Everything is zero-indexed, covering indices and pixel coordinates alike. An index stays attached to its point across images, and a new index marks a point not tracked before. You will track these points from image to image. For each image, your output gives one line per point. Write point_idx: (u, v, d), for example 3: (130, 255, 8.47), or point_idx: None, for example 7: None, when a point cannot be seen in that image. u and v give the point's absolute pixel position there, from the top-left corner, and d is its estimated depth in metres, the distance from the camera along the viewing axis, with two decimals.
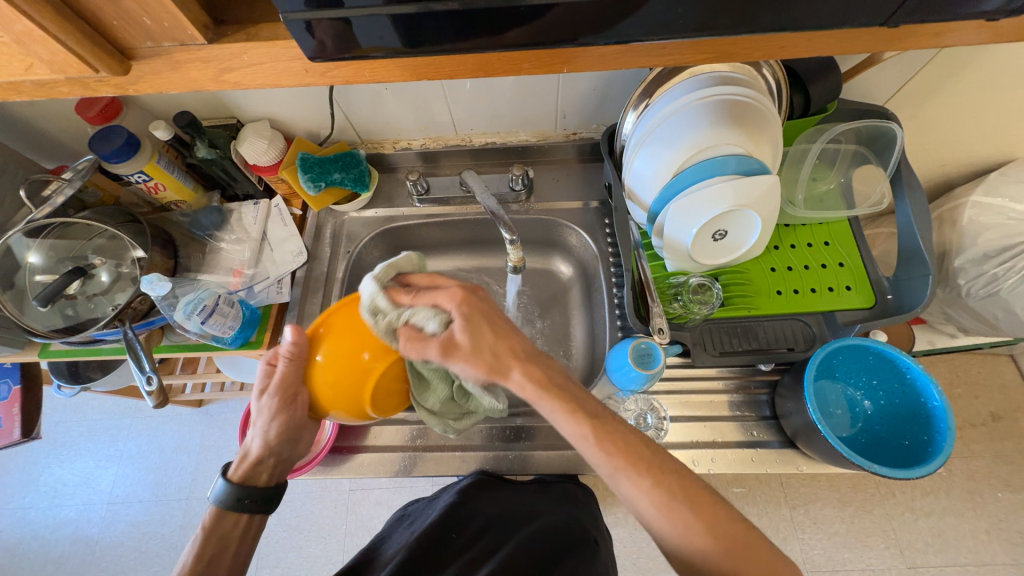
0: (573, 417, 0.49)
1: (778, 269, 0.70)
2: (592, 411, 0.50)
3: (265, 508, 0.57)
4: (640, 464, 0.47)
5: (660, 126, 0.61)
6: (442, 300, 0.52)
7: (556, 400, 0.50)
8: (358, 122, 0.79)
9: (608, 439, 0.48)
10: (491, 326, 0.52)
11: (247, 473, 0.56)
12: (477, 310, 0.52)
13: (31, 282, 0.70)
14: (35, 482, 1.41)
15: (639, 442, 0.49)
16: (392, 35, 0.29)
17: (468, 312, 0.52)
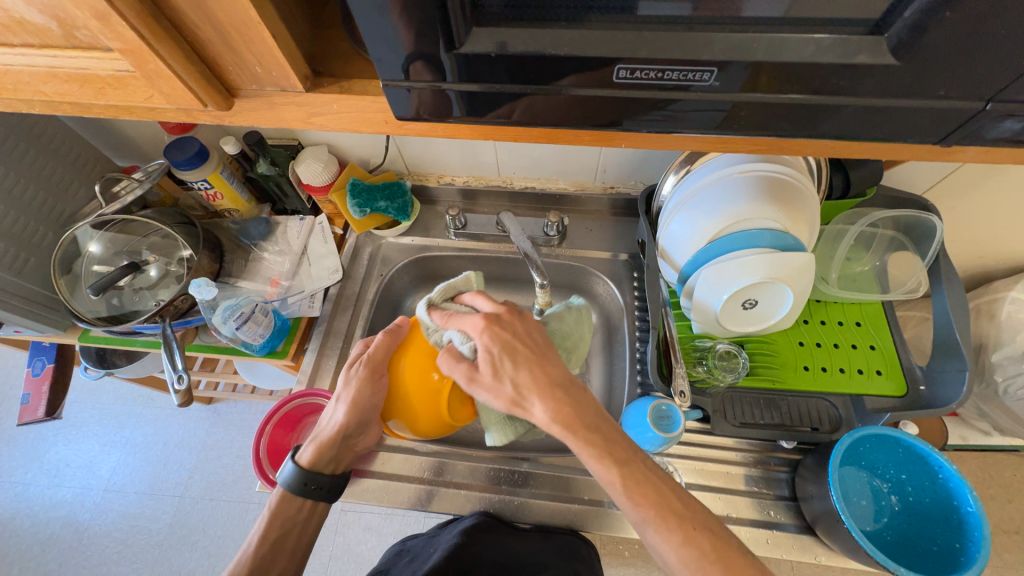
0: (596, 455, 0.49)
1: (807, 344, 0.70)
2: (620, 453, 0.50)
3: (330, 496, 0.62)
4: (666, 512, 0.48)
5: (698, 193, 0.64)
6: (469, 325, 0.53)
7: (585, 433, 0.50)
8: (409, 155, 0.84)
9: (633, 487, 0.49)
10: (523, 345, 0.53)
11: (318, 460, 0.61)
12: (506, 330, 0.54)
13: (88, 270, 0.75)
14: (40, 459, 1.44)
15: (667, 488, 0.49)
16: (472, 104, 0.32)
17: (496, 330, 0.53)
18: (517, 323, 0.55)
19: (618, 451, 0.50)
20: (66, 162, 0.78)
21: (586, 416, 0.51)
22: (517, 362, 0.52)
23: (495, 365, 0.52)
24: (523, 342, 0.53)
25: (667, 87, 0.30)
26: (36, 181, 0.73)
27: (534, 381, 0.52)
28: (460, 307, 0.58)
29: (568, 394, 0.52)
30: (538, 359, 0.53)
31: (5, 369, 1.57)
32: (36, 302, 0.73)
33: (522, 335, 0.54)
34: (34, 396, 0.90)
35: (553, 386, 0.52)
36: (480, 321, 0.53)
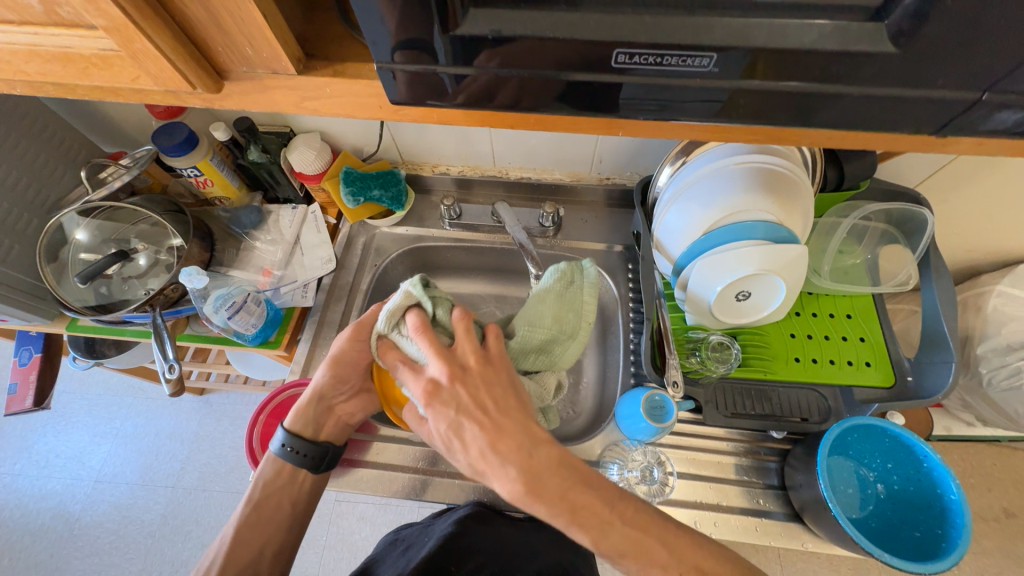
0: (567, 525, 0.47)
1: (798, 336, 0.70)
2: (592, 518, 0.47)
3: (313, 463, 0.61)
4: (650, 564, 0.47)
5: (694, 185, 0.64)
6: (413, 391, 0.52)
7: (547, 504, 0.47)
8: (403, 144, 0.83)
9: (611, 545, 0.47)
10: (467, 417, 0.50)
11: (297, 417, 0.62)
12: (446, 402, 0.50)
13: (75, 258, 0.73)
14: (28, 449, 1.42)
15: (651, 539, 0.47)
16: (470, 90, 0.32)
17: (438, 403, 0.51)
18: (458, 387, 0.51)
19: (588, 519, 0.47)
20: (50, 147, 0.76)
21: (550, 482, 0.47)
22: (465, 439, 0.50)
23: (446, 437, 0.51)
24: (467, 415, 0.50)
25: (666, 73, 0.29)
26: (19, 166, 0.71)
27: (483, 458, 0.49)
28: (407, 347, 0.54)
29: (528, 461, 0.48)
30: (486, 432, 0.49)
31: None
32: (21, 291, 0.71)
33: (468, 401, 0.50)
34: (21, 386, 0.88)
35: (513, 455, 0.48)
36: (420, 390, 0.51)
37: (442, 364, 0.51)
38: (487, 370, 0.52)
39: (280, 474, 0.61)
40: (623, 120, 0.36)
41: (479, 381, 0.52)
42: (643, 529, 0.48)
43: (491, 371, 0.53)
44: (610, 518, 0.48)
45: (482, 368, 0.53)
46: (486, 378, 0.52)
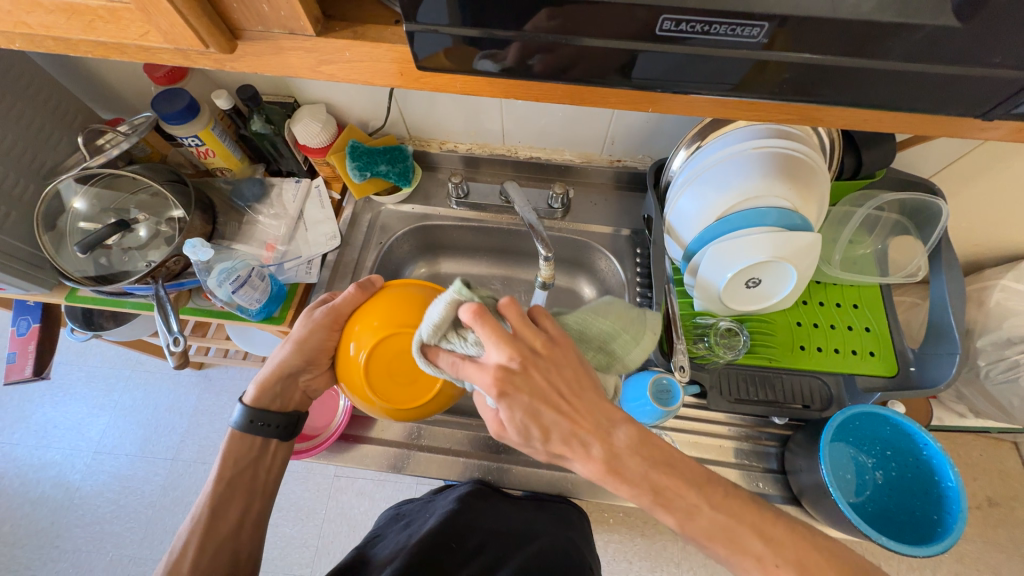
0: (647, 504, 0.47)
1: (804, 324, 0.70)
2: (671, 495, 0.47)
3: (282, 433, 0.62)
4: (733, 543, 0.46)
5: (712, 167, 0.63)
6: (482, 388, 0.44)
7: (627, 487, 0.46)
8: (411, 119, 0.81)
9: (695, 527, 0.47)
10: (544, 400, 0.46)
11: (261, 394, 0.61)
12: (523, 391, 0.45)
13: (74, 227, 0.72)
14: (25, 420, 1.42)
15: (728, 517, 0.47)
16: (499, 58, 0.31)
17: (510, 393, 0.44)
18: (535, 376, 0.45)
19: (672, 501, 0.47)
20: (44, 111, 0.73)
21: (632, 466, 0.47)
22: (546, 423, 0.46)
23: (530, 429, 0.46)
24: (547, 400, 0.46)
25: (708, 43, 0.28)
26: (11, 129, 0.68)
27: (567, 440, 0.47)
28: (457, 346, 0.44)
29: (610, 442, 0.47)
30: (571, 414, 0.47)
31: None
32: (18, 258, 0.70)
33: (538, 392, 0.46)
34: (19, 355, 0.87)
35: (592, 437, 0.47)
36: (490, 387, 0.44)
37: (508, 351, 0.44)
38: (554, 353, 0.47)
39: (254, 449, 0.61)
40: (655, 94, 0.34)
41: (543, 372, 0.46)
42: (734, 514, 0.47)
43: (557, 353, 0.47)
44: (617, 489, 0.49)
45: (550, 351, 0.47)
46: (556, 363, 0.47)
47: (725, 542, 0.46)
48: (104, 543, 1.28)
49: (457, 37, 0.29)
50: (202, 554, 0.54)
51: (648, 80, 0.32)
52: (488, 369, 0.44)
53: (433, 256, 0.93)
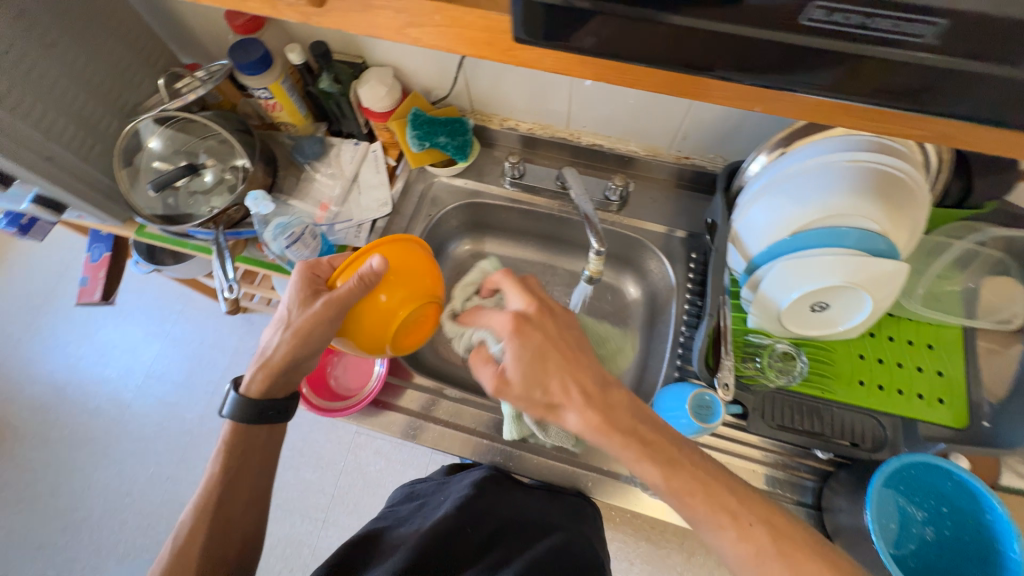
0: (635, 458, 0.47)
1: (867, 358, 0.65)
2: (660, 449, 0.47)
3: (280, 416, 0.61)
4: (717, 506, 0.44)
5: (794, 179, 0.58)
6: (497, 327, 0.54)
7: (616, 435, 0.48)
8: (477, 92, 0.79)
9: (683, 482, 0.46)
10: (561, 342, 0.52)
11: (259, 386, 0.59)
12: (533, 332, 0.52)
13: (148, 166, 0.75)
14: (89, 337, 1.55)
15: (722, 484, 0.46)
16: (600, 35, 0.28)
17: (524, 332, 0.52)
18: (547, 321, 0.54)
19: (658, 448, 0.47)
20: (131, 51, 0.76)
21: (622, 414, 0.49)
22: (550, 367, 0.51)
23: (536, 376, 0.50)
24: (553, 346, 0.52)
25: (845, 36, 0.25)
26: (100, 64, 0.71)
27: (559, 390, 0.50)
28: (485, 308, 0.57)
29: (605, 397, 0.50)
30: (568, 363, 0.51)
31: (63, 251, 1.67)
32: (97, 190, 0.74)
33: (550, 337, 0.53)
34: (91, 280, 0.94)
35: (584, 390, 0.50)
36: (503, 326, 0.53)
37: (525, 297, 0.55)
38: (563, 313, 0.56)
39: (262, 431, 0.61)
40: (764, 89, 0.31)
41: (554, 321, 0.54)
42: (714, 475, 0.46)
43: (567, 316, 0.56)
44: (643, 471, 0.47)
45: (561, 313, 0.56)
46: (564, 321, 0.55)
47: (707, 502, 0.45)
48: (146, 458, 1.40)
49: (560, 8, 0.27)
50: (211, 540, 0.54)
51: (761, 72, 0.28)
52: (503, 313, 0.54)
53: (479, 234, 0.92)
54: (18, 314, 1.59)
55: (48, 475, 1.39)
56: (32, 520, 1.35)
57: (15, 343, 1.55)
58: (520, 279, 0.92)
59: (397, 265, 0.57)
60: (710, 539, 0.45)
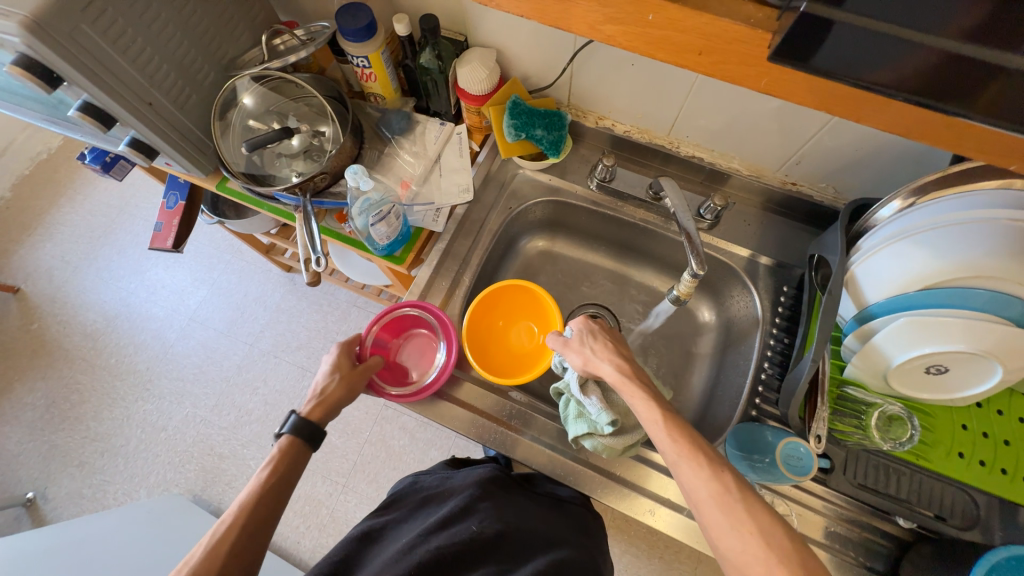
0: (664, 432, 0.52)
1: (971, 430, 0.59)
2: (679, 431, 0.52)
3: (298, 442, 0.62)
4: (721, 485, 0.47)
5: (937, 230, 0.51)
6: (575, 359, 0.62)
7: (668, 424, 0.52)
8: (580, 85, 0.75)
9: (694, 470, 0.49)
10: (619, 345, 0.64)
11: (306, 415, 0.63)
12: (594, 342, 0.62)
13: (239, 123, 0.74)
14: (141, 274, 1.59)
15: (728, 478, 0.48)
16: (871, 58, 0.25)
17: (584, 345, 0.62)
18: (601, 337, 0.63)
19: (678, 426, 0.52)
20: (237, 3, 0.74)
21: (659, 403, 0.55)
22: (607, 350, 0.61)
23: (598, 365, 0.60)
24: (605, 346, 0.62)
25: None
26: (207, 13, 0.70)
27: (613, 372, 0.58)
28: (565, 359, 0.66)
29: (638, 380, 0.57)
30: (615, 354, 0.61)
31: (125, 187, 1.72)
32: (189, 141, 0.74)
33: (596, 341, 0.62)
34: (164, 226, 0.96)
35: (625, 377, 0.57)
36: (578, 360, 0.61)
37: (580, 317, 0.66)
38: (605, 334, 0.64)
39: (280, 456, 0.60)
40: None
41: (606, 338, 0.64)
42: (712, 463, 0.49)
43: (609, 334, 0.65)
44: (678, 465, 0.50)
45: (605, 333, 0.64)
46: (601, 338, 0.63)
47: (711, 485, 0.47)
48: (183, 399, 1.44)
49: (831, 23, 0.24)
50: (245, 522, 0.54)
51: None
52: (569, 348, 0.62)
53: (552, 233, 0.89)
54: (78, 242, 1.64)
55: (91, 401, 1.45)
56: (73, 441, 1.41)
57: (72, 270, 1.60)
58: (588, 285, 0.89)
59: (501, 295, 0.75)
60: (718, 538, 0.46)
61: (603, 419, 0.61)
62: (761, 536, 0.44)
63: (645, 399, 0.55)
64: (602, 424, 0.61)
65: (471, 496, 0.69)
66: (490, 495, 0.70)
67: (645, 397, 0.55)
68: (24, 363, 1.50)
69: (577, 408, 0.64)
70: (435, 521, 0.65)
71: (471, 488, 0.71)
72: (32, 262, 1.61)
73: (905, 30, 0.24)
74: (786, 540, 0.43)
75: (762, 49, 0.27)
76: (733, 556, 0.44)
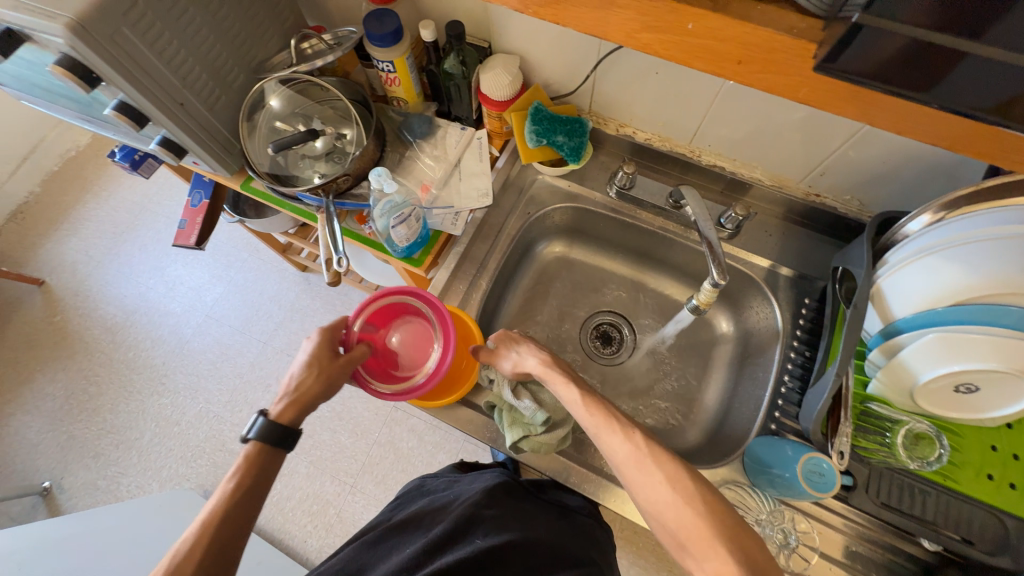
0: (581, 406, 0.57)
1: (1002, 451, 0.58)
2: (594, 405, 0.57)
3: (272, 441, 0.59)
4: (638, 449, 0.52)
5: (970, 245, 0.50)
6: (501, 365, 0.66)
7: (588, 400, 0.58)
8: (602, 92, 0.75)
9: (609, 435, 0.54)
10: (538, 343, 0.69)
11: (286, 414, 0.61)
12: (514, 343, 0.67)
13: (266, 125, 0.75)
14: (161, 270, 1.63)
15: (641, 440, 0.53)
16: (921, 69, 0.25)
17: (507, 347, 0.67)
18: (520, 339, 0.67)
19: (591, 400, 0.58)
20: (268, 8, 0.76)
21: (579, 385, 0.60)
22: (528, 348, 0.66)
23: (523, 364, 0.64)
24: (526, 345, 0.66)
25: None
26: (240, 18, 0.72)
27: (535, 369, 0.63)
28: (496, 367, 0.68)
29: (559, 371, 0.62)
30: (534, 351, 0.65)
31: (149, 185, 1.76)
32: (217, 141, 0.75)
33: (515, 342, 0.67)
34: (188, 224, 0.98)
35: (548, 371, 0.62)
36: (507, 367, 0.65)
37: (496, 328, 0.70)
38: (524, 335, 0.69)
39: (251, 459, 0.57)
40: None
41: (525, 339, 0.68)
42: (627, 431, 0.54)
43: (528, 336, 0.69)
44: (599, 435, 0.55)
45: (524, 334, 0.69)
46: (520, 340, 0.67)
47: (626, 450, 0.52)
48: (197, 394, 1.46)
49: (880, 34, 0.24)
50: (223, 526, 0.53)
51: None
52: (495, 356, 0.66)
53: (569, 239, 0.89)
54: (101, 237, 1.68)
55: (108, 393, 1.48)
56: (89, 432, 1.43)
57: (94, 264, 1.64)
58: (604, 292, 0.88)
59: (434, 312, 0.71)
60: (640, 495, 0.51)
61: (538, 417, 0.64)
62: (670, 484, 0.49)
63: (565, 382, 0.60)
64: (536, 425, 0.64)
65: (475, 504, 0.69)
66: (494, 502, 0.70)
67: (566, 381, 0.60)
68: (46, 355, 1.53)
69: (510, 415, 0.66)
70: (438, 536, 0.65)
71: (472, 495, 0.71)
72: (57, 256, 1.66)
73: (955, 41, 0.23)
74: (694, 488, 0.48)
75: (805, 60, 0.27)
76: (651, 508, 0.50)
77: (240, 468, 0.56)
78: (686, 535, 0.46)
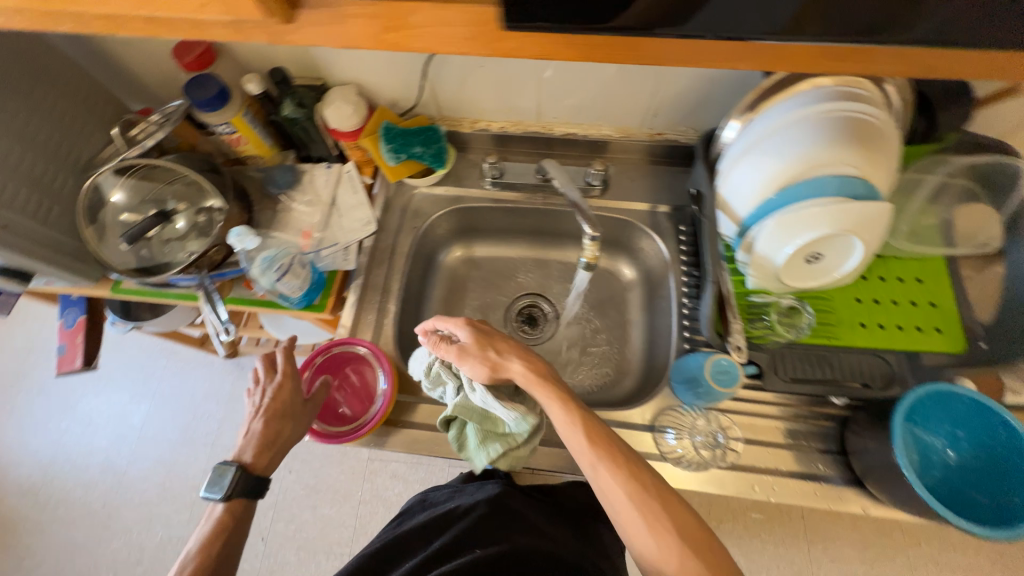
0: (549, 400, 0.58)
1: (864, 301, 0.67)
2: (572, 410, 0.57)
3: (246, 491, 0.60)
4: (615, 458, 0.54)
5: (771, 139, 0.59)
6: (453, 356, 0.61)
7: (553, 395, 0.58)
8: (444, 96, 0.78)
9: (580, 441, 0.55)
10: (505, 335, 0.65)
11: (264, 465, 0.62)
12: (475, 343, 0.62)
13: (113, 221, 0.71)
14: (71, 407, 1.47)
15: (622, 457, 0.54)
16: None
17: (470, 349, 0.61)
18: (479, 331, 0.63)
19: (570, 404, 0.57)
20: (78, 104, 0.73)
21: (546, 378, 0.59)
22: (493, 343, 0.62)
23: (491, 363, 0.61)
24: (490, 341, 0.62)
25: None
26: (47, 120, 0.68)
27: (502, 364, 0.60)
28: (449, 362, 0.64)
29: (532, 364, 0.60)
30: (503, 347, 0.62)
31: (30, 323, 1.59)
32: (63, 252, 0.70)
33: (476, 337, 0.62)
34: (69, 347, 0.89)
35: (524, 371, 0.60)
36: (468, 363, 0.61)
37: (454, 320, 0.64)
38: (485, 326, 0.64)
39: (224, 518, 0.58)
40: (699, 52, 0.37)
41: (485, 330, 0.64)
42: (598, 434, 0.55)
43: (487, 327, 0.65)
44: (573, 435, 0.55)
45: (483, 327, 0.64)
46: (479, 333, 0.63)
47: (605, 458, 0.54)
48: (152, 523, 1.33)
49: None
50: None
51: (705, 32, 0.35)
52: (458, 354, 0.61)
53: (468, 240, 0.91)
54: None
55: (47, 560, 1.31)
56: None
57: None
58: (516, 277, 0.91)
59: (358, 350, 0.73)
60: (612, 503, 0.53)
61: (519, 427, 0.62)
62: (649, 511, 0.51)
63: (547, 388, 0.58)
64: (517, 437, 0.62)
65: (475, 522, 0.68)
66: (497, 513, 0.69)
67: (527, 371, 0.59)
68: None
69: (481, 432, 0.62)
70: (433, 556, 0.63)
71: (478, 508, 0.70)
72: None
73: None
74: (670, 510, 0.51)
75: None
76: (625, 523, 0.52)
77: (219, 531, 0.57)
78: (666, 564, 0.49)
